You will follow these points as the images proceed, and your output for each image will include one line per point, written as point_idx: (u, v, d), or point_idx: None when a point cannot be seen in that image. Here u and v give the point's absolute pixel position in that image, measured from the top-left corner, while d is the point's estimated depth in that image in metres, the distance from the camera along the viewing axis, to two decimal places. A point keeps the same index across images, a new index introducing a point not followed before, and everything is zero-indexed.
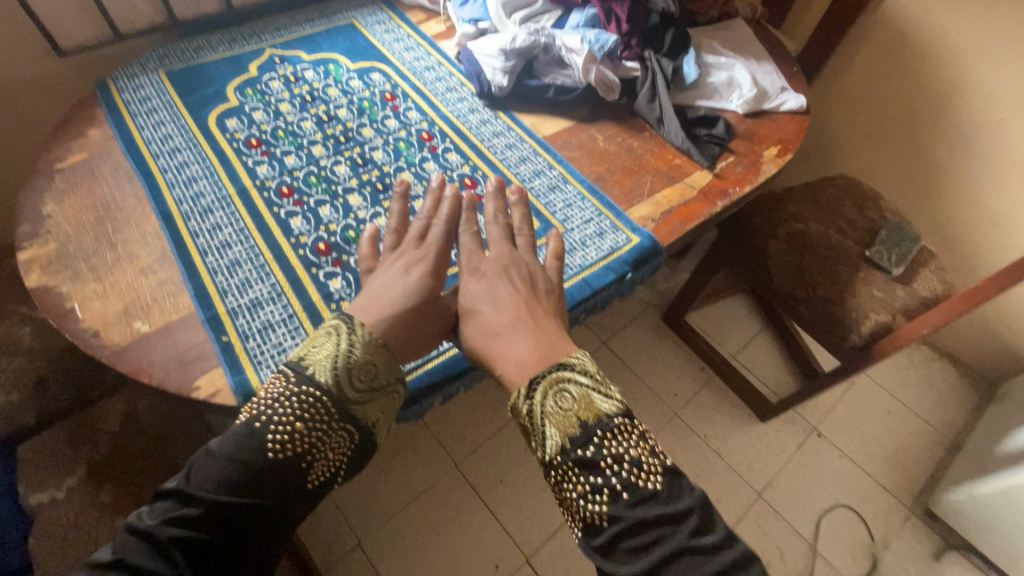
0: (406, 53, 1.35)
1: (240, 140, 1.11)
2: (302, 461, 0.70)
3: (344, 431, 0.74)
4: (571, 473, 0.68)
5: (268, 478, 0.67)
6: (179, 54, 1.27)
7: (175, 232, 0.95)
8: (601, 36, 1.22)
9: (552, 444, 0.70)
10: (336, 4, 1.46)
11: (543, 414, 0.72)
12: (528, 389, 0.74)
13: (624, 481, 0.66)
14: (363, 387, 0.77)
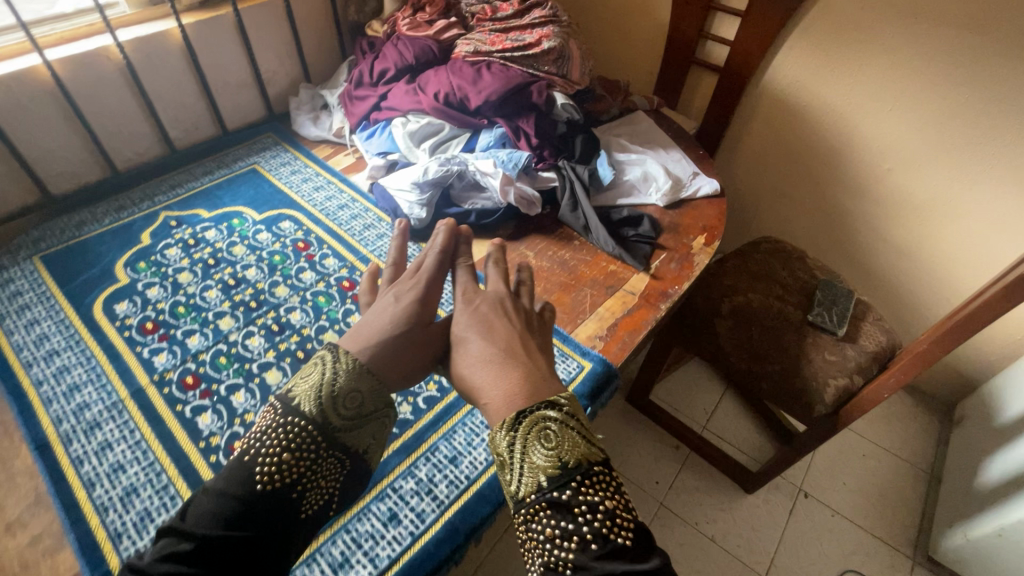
0: (316, 194, 1.29)
1: (132, 327, 0.98)
2: (290, 494, 0.64)
3: (335, 457, 0.69)
4: (539, 518, 0.61)
5: (254, 515, 0.61)
6: (57, 234, 1.14)
7: (53, 465, 0.79)
8: (514, 156, 1.21)
9: (527, 481, 0.64)
10: (236, 151, 1.40)
11: (525, 450, 0.65)
12: (510, 419, 0.67)
13: (592, 530, 0.59)
14: (352, 412, 0.71)
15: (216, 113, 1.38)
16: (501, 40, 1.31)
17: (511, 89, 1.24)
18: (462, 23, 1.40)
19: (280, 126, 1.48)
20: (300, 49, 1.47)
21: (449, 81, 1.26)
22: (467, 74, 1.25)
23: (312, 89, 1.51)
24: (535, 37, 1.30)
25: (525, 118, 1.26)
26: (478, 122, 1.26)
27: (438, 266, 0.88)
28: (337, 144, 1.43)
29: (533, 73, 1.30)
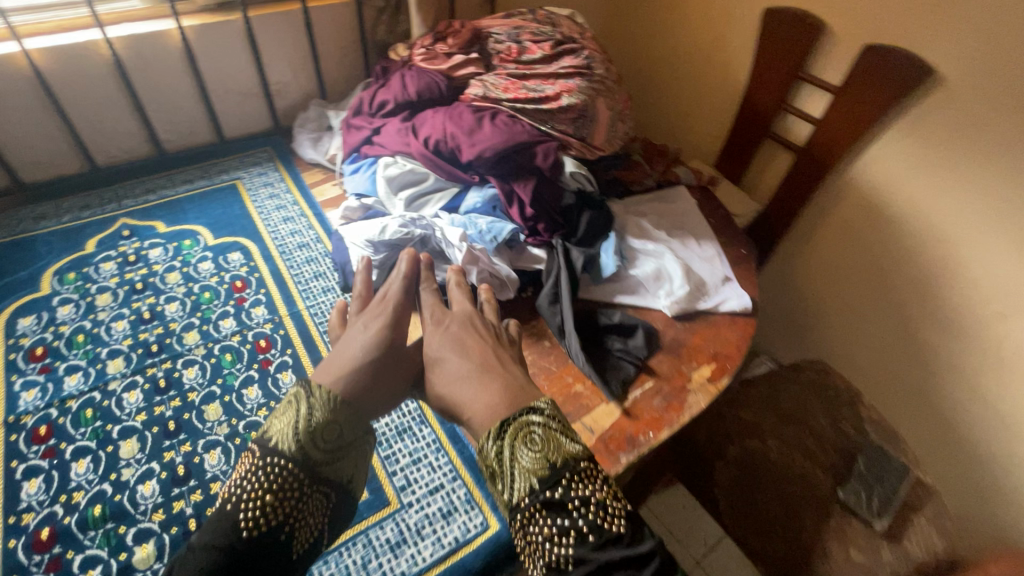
0: (283, 226, 1.17)
1: (21, 349, 0.88)
2: (280, 534, 0.63)
3: (322, 493, 0.68)
4: (538, 515, 0.64)
5: (248, 558, 0.61)
6: (12, 225, 1.09)
7: None
8: (494, 227, 1.02)
9: (519, 486, 0.67)
10: (226, 162, 1.31)
11: (512, 457, 0.69)
12: (499, 428, 0.71)
13: (588, 521, 0.63)
14: (329, 447, 0.70)
15: (213, 119, 1.30)
16: (518, 87, 1.13)
17: (511, 146, 1.05)
18: (485, 60, 1.24)
19: (280, 141, 1.38)
20: (316, 63, 1.37)
21: (445, 126, 1.09)
22: (465, 122, 1.08)
23: (322, 105, 1.39)
24: (556, 89, 1.10)
25: (523, 182, 1.07)
26: (468, 178, 1.09)
27: (406, 291, 0.90)
28: (329, 171, 1.31)
29: (546, 131, 1.10)
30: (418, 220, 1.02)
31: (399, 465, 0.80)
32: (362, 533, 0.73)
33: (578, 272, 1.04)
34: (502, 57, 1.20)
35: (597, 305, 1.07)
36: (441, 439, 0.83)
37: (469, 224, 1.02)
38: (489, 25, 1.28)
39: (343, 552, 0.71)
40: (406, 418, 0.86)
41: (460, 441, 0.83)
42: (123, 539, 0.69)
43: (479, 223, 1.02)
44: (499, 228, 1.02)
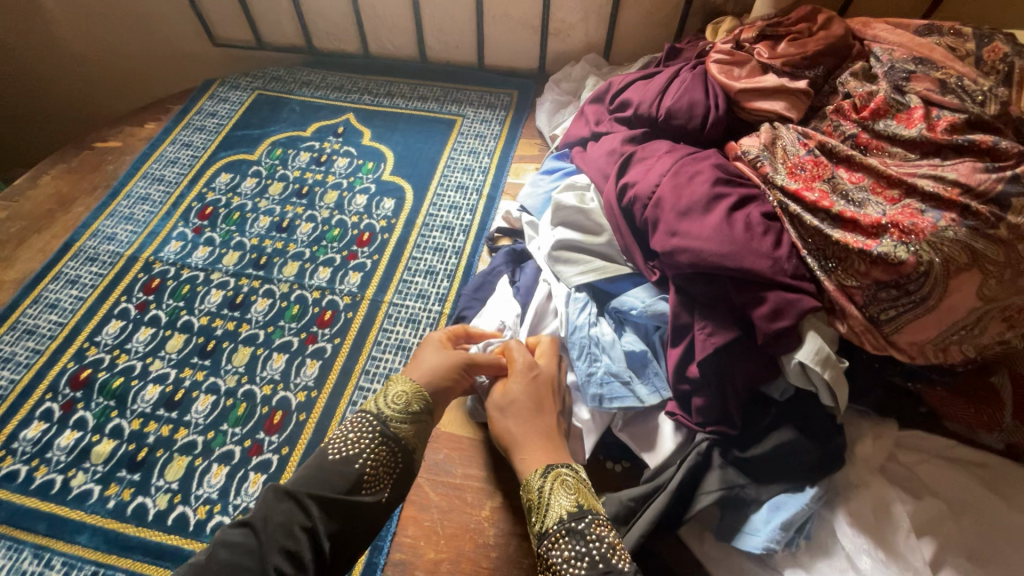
0: (451, 192, 1.01)
1: (202, 202, 1.01)
2: (354, 461, 0.59)
3: (394, 451, 0.61)
4: (559, 542, 0.56)
5: (337, 480, 0.57)
6: (286, 83, 1.22)
7: (52, 264, 0.92)
8: (609, 386, 0.70)
9: (546, 518, 0.58)
10: (465, 91, 1.18)
11: (544, 496, 0.60)
12: (535, 468, 0.62)
13: (603, 554, 0.54)
14: (403, 409, 0.64)
15: (479, 42, 1.16)
16: (821, 175, 0.64)
17: (722, 269, 0.62)
18: (816, 98, 0.73)
19: (530, 89, 1.16)
20: (614, 11, 1.05)
21: (660, 182, 0.71)
22: (689, 193, 0.67)
23: (593, 66, 1.10)
24: (886, 213, 0.57)
25: (708, 326, 0.64)
26: (645, 268, 0.73)
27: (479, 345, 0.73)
28: (544, 150, 1.06)
29: (811, 270, 0.61)
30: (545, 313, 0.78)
31: None
32: None
33: (690, 504, 0.63)
34: (843, 107, 0.67)
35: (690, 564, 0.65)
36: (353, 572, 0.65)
37: (587, 353, 0.72)
38: (877, 37, 0.73)
39: None
40: None
41: None
42: (106, 423, 0.75)
43: (596, 364, 0.71)
44: (615, 393, 0.69)
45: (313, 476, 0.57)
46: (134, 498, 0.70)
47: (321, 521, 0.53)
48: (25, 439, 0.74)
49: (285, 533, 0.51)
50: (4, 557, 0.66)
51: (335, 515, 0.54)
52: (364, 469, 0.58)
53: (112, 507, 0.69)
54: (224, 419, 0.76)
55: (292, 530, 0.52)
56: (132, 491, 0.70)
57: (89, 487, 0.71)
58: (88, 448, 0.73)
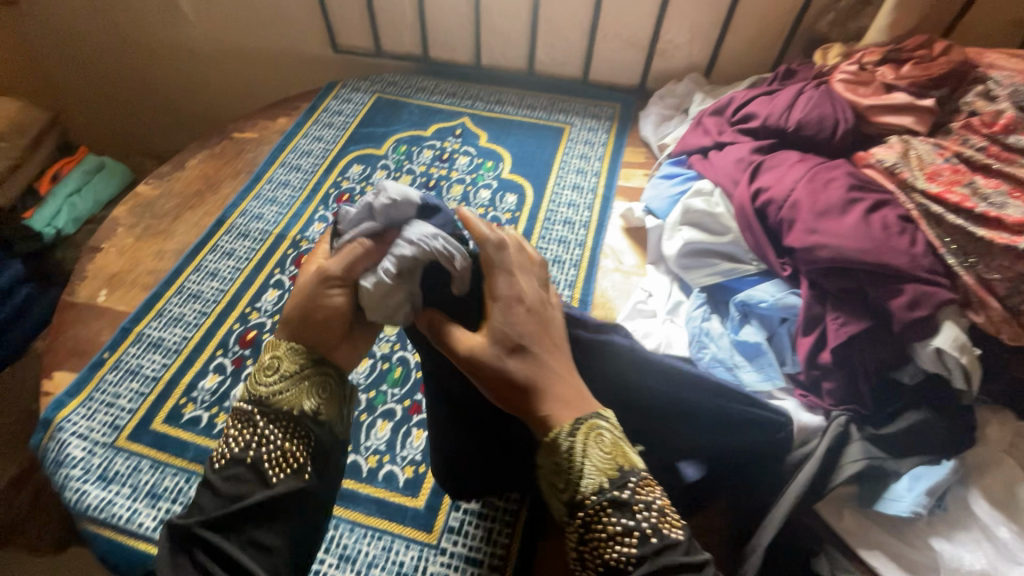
0: (568, 191, 1.09)
1: (338, 189, 1.09)
2: (244, 457, 0.50)
3: (294, 420, 0.52)
4: (606, 514, 0.46)
5: (229, 489, 0.49)
6: (404, 87, 1.31)
7: (208, 237, 1.01)
8: (714, 370, 0.79)
9: (585, 484, 0.47)
10: (571, 102, 1.27)
11: (579, 457, 0.47)
12: (559, 421, 0.48)
13: (654, 524, 0.46)
14: (275, 376, 0.53)
15: (588, 58, 1.26)
16: (959, 180, 0.71)
17: (862, 263, 0.69)
18: (941, 116, 0.81)
19: (632, 102, 1.25)
20: (722, 35, 1.14)
21: (795, 187, 0.79)
22: (825, 197, 0.75)
23: (697, 84, 1.19)
24: None
25: (841, 316, 0.71)
26: (776, 265, 0.79)
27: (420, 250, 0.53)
28: (651, 158, 1.14)
29: (949, 266, 0.68)
30: (643, 308, 0.88)
31: (465, 506, 0.71)
32: (390, 535, 0.69)
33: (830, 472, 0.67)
34: (972, 123, 0.75)
35: (828, 538, 0.69)
36: (516, 521, 0.69)
37: (697, 341, 0.83)
38: (994, 64, 0.81)
39: (366, 535, 0.69)
40: None
41: (534, 539, 0.68)
42: None
43: (703, 350, 0.81)
44: (720, 375, 0.79)
45: (206, 496, 0.49)
46: None
47: (224, 541, 0.46)
48: (203, 388, 0.81)
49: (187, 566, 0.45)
50: (197, 490, 0.72)
51: (240, 521, 0.48)
52: (268, 458, 0.50)
53: None
54: (384, 381, 0.82)
55: (198, 561, 0.46)
56: None
57: None
58: None
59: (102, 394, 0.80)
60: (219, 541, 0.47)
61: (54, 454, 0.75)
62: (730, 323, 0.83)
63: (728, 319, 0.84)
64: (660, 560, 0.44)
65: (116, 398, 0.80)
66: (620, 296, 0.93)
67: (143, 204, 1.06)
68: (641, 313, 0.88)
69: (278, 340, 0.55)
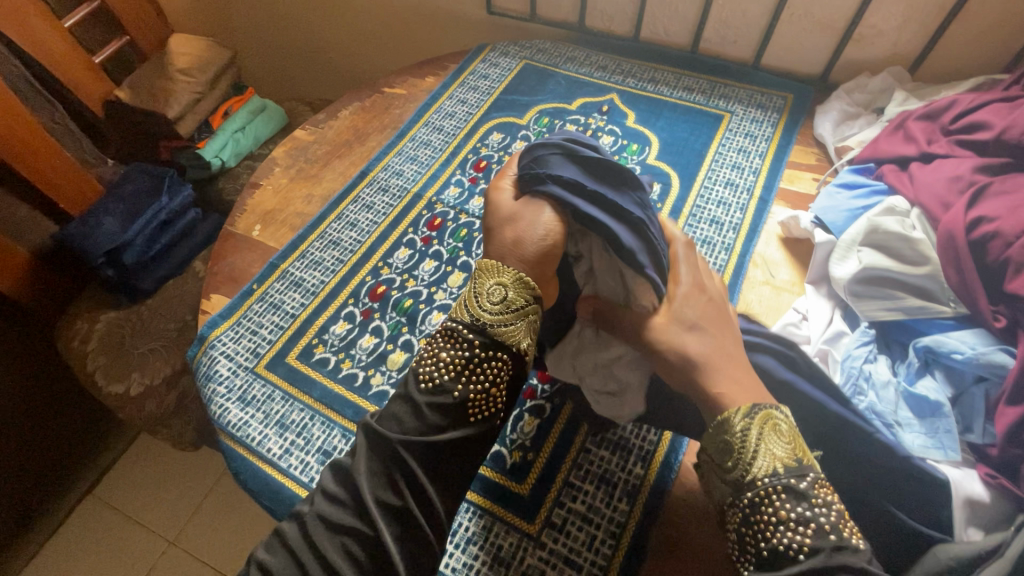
0: (720, 187, 0.99)
1: (476, 155, 1.08)
2: (453, 391, 0.56)
3: (502, 362, 0.58)
4: (778, 498, 0.50)
5: (434, 414, 0.56)
6: (553, 55, 1.26)
7: (351, 188, 1.04)
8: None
9: (761, 463, 0.51)
10: (735, 88, 1.14)
11: (756, 437, 0.52)
12: (738, 406, 0.54)
13: (833, 522, 0.48)
14: (502, 307, 0.57)
15: (764, 40, 1.12)
16: None
17: None
18: None
19: (809, 94, 1.10)
20: (945, 24, 0.95)
21: None
22: None
23: (897, 80, 1.02)
24: None
25: None
26: (986, 312, 0.66)
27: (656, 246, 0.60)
28: (824, 161, 1.00)
29: None
30: (795, 333, 0.78)
31: (569, 503, 0.68)
32: (491, 515, 0.68)
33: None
34: None
35: None
36: (622, 535, 0.65)
37: (855, 383, 0.70)
38: None
39: (468, 510, 0.69)
40: (621, 475, 0.70)
41: (638, 557, 0.64)
42: (398, 336, 0.84)
43: (860, 396, 0.69)
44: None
45: (410, 414, 0.56)
46: None
47: (420, 471, 0.53)
48: (333, 333, 0.85)
49: (384, 481, 0.53)
50: (319, 430, 0.76)
51: (434, 457, 0.54)
52: (468, 392, 0.56)
53: None
54: None
55: (392, 480, 0.53)
56: None
57: (384, 388, 0.79)
58: (384, 354, 0.82)
59: (249, 321, 0.87)
60: (416, 465, 0.54)
61: (205, 369, 0.82)
62: (904, 371, 0.70)
63: (901, 364, 0.71)
64: (839, 559, 0.46)
65: (259, 328, 0.86)
66: (767, 314, 0.83)
67: (298, 149, 1.12)
68: (789, 340, 0.77)
69: (505, 268, 0.58)
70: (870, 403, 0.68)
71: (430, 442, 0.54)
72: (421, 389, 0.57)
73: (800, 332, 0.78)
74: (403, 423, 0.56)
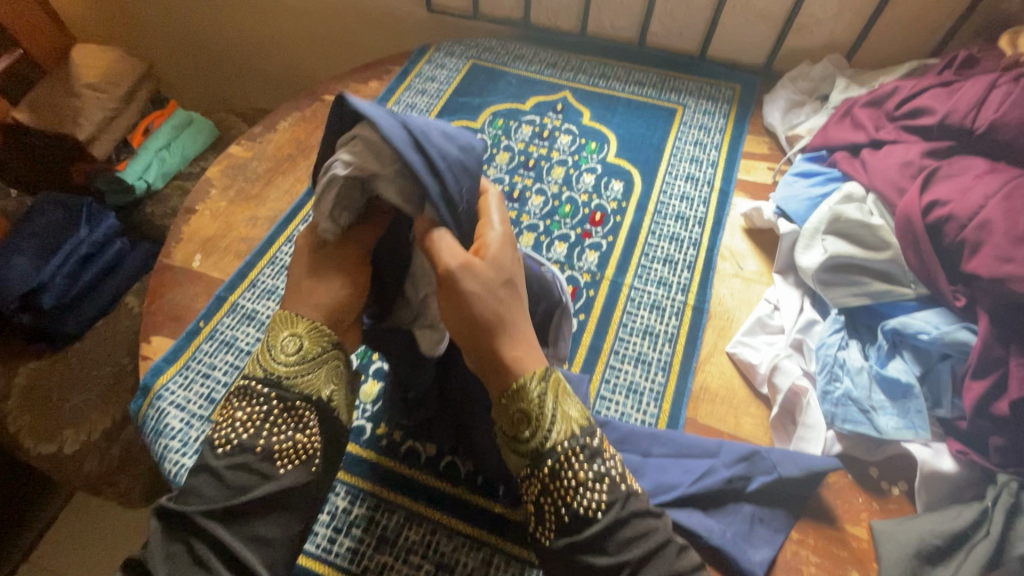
0: (681, 181, 0.99)
1: None
2: (255, 445, 0.50)
3: (308, 406, 0.52)
4: (575, 460, 0.50)
5: (236, 478, 0.49)
6: (500, 54, 1.22)
7: (299, 206, 0.97)
8: (845, 409, 0.68)
9: (557, 428, 0.50)
10: (685, 80, 1.15)
11: (551, 406, 0.50)
12: (533, 372, 0.50)
13: (620, 473, 0.51)
14: (298, 357, 0.52)
15: (710, 31, 1.14)
16: None
17: None
18: None
19: (754, 84, 1.12)
20: (878, 11, 1.00)
21: (985, 203, 0.67)
22: None
23: (837, 67, 1.06)
24: None
25: None
26: (946, 293, 0.68)
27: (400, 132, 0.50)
28: (776, 150, 1.02)
29: None
30: (768, 323, 0.79)
31: None
32: (489, 547, 0.65)
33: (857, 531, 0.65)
34: None
35: None
36: None
37: (829, 372, 0.71)
38: None
39: (464, 545, 0.65)
40: None
41: None
42: (370, 366, 0.81)
43: (835, 384, 0.70)
44: (850, 416, 0.68)
45: (211, 483, 0.49)
46: (404, 440, 0.73)
47: (230, 537, 0.46)
48: None
49: (189, 560, 0.46)
50: None
51: (245, 521, 0.47)
52: (278, 446, 0.50)
53: (384, 446, 0.73)
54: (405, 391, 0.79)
55: (197, 557, 0.46)
56: (402, 433, 0.74)
57: (361, 423, 0.75)
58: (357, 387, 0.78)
59: (199, 363, 0.79)
60: (223, 535, 0.46)
61: (154, 423, 0.74)
62: (874, 354, 0.72)
63: (871, 348, 0.73)
64: (629, 506, 0.49)
65: (212, 370, 0.78)
66: (740, 308, 0.83)
67: (235, 167, 1.03)
68: (765, 331, 0.79)
69: (297, 317, 0.53)
70: (844, 394, 0.69)
71: (235, 505, 0.47)
72: (218, 454, 0.50)
73: (773, 323, 0.80)
74: (203, 497, 0.48)
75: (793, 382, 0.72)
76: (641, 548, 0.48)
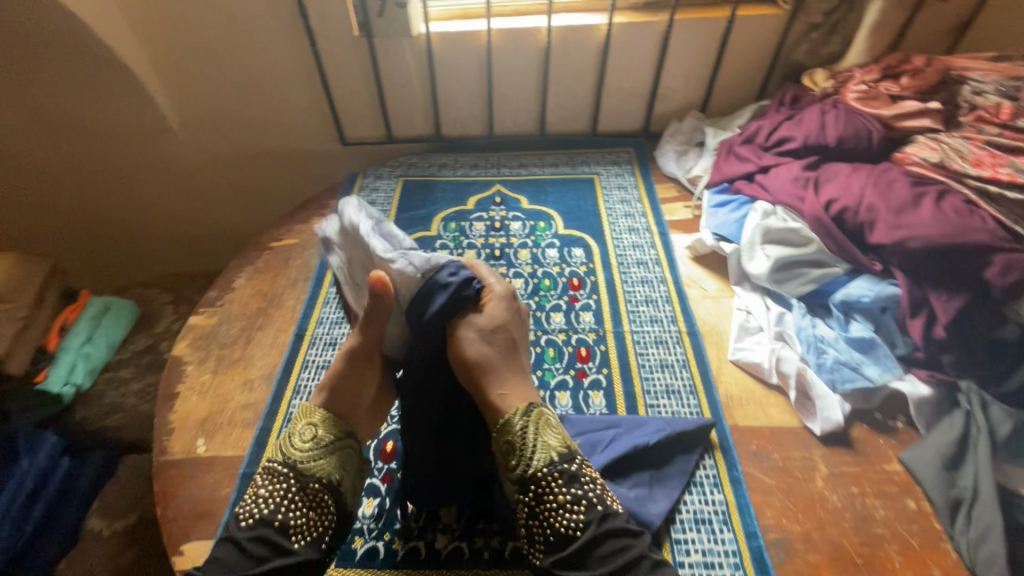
0: (627, 235, 1.15)
1: None
2: (274, 519, 0.55)
3: (320, 486, 0.59)
4: (555, 484, 0.57)
5: (257, 547, 0.53)
6: (425, 166, 1.33)
7: (293, 354, 0.94)
8: (839, 373, 0.83)
9: (540, 456, 0.58)
10: (590, 153, 1.36)
11: (537, 438, 0.59)
12: (518, 410, 0.61)
13: (598, 495, 0.57)
14: (312, 444, 0.61)
15: (595, 112, 1.37)
16: (1000, 163, 0.86)
17: (951, 245, 0.80)
18: (948, 112, 0.99)
19: (643, 145, 1.36)
20: (714, 75, 1.29)
21: (862, 193, 0.90)
22: (895, 196, 0.87)
23: (699, 120, 1.34)
24: None
25: (944, 294, 0.81)
26: (866, 262, 0.89)
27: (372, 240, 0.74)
28: (684, 191, 1.24)
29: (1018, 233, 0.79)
30: (749, 326, 0.95)
31: (689, 561, 0.69)
32: None
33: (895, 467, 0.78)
34: (982, 116, 0.93)
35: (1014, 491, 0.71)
36: (744, 559, 0.69)
37: (815, 348, 0.86)
38: (965, 67, 1.00)
39: None
40: (708, 510, 0.74)
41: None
42: None
43: (824, 355, 0.85)
44: (846, 376, 0.83)
45: (231, 550, 0.53)
46: (506, 544, 0.71)
47: None
48: (363, 516, 0.74)
49: None
50: None
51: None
52: (292, 518, 0.56)
53: (488, 558, 0.70)
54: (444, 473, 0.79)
55: None
56: (500, 538, 0.71)
57: (455, 545, 0.71)
58: (434, 511, 0.74)
59: None
60: None
61: None
62: (836, 324, 0.89)
63: (831, 320, 0.91)
64: (605, 525, 0.55)
65: None
66: (721, 321, 0.98)
67: (204, 336, 0.97)
68: (749, 333, 0.94)
69: (315, 409, 0.64)
70: (835, 361, 0.84)
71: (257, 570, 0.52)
72: (241, 525, 0.56)
73: (752, 324, 0.95)
74: (221, 564, 0.52)
75: (795, 367, 0.85)
76: (618, 561, 0.52)
